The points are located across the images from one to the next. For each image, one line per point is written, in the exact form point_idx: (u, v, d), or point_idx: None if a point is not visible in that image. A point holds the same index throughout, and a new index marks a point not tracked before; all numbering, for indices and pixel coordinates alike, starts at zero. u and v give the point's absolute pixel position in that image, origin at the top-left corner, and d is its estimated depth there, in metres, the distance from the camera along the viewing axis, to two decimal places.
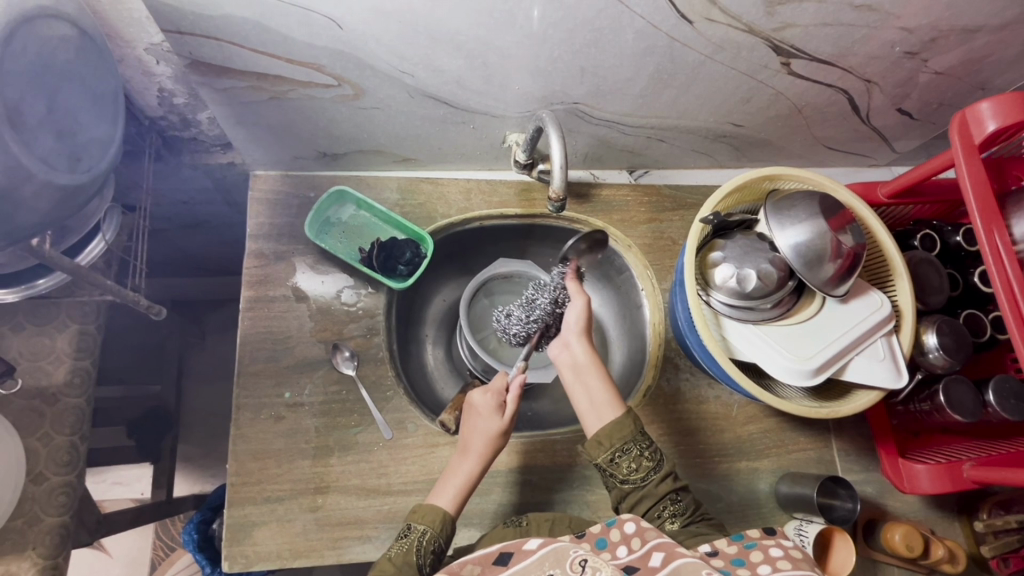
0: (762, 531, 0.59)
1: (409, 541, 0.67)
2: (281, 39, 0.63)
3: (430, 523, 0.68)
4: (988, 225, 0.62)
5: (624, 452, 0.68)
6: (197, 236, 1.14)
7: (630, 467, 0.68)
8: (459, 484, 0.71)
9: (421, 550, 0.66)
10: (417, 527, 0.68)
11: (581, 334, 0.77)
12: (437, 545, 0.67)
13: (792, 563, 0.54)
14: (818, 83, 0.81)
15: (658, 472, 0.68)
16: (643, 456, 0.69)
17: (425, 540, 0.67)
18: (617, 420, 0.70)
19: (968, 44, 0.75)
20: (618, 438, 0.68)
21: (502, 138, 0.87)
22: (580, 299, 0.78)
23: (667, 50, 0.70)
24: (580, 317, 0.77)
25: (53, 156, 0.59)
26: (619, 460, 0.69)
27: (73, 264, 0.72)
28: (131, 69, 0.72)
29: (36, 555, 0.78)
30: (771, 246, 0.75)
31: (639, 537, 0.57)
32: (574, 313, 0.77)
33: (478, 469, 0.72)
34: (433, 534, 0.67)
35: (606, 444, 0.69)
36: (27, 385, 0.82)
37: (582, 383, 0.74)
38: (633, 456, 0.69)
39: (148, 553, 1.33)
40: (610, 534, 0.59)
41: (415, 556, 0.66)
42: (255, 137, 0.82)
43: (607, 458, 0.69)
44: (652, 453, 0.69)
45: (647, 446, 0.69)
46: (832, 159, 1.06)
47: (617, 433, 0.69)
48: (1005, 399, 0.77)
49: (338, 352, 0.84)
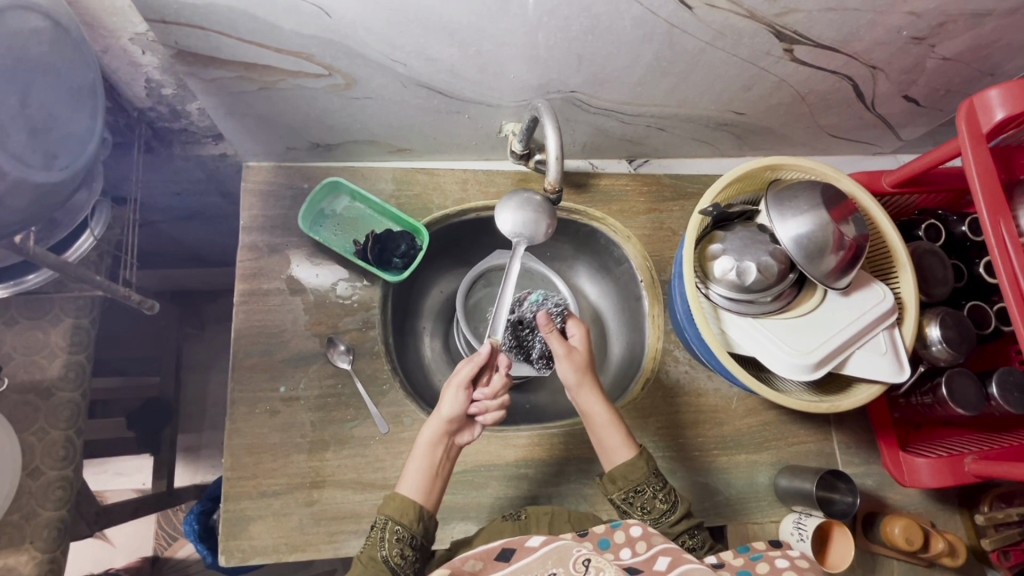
0: (768, 544, 0.62)
1: (378, 533, 0.67)
2: (268, 28, 0.61)
3: (391, 513, 0.68)
4: (995, 216, 0.60)
5: (638, 492, 0.71)
6: (193, 227, 1.13)
7: (644, 507, 0.71)
8: (418, 466, 0.71)
9: (385, 543, 0.66)
10: (381, 517, 0.68)
11: (585, 387, 0.76)
12: (399, 533, 0.67)
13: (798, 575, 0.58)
14: (822, 71, 0.79)
15: (674, 513, 0.71)
16: (657, 498, 0.71)
17: (387, 532, 0.67)
18: (628, 462, 0.72)
19: (976, 28, 0.73)
20: (632, 479, 0.71)
21: (498, 128, 0.85)
22: (563, 359, 0.77)
23: (665, 36, 0.68)
24: (575, 371, 0.76)
25: (27, 153, 0.59)
26: (634, 498, 0.71)
27: (59, 260, 0.71)
28: (116, 60, 0.71)
29: (34, 549, 0.78)
30: (771, 239, 0.74)
31: (644, 542, 0.59)
32: (566, 368, 0.76)
33: (432, 438, 0.72)
34: (395, 523, 0.67)
35: (621, 483, 0.72)
36: (20, 379, 0.82)
37: (597, 434, 0.75)
38: (648, 497, 0.71)
39: (151, 542, 1.34)
40: (613, 535, 0.61)
41: (380, 547, 0.66)
42: (247, 129, 0.81)
43: (622, 495, 0.72)
44: (666, 495, 0.71)
45: (661, 488, 0.72)
46: (836, 147, 1.04)
47: (631, 475, 0.71)
48: (1009, 392, 0.76)
49: (334, 346, 0.83)
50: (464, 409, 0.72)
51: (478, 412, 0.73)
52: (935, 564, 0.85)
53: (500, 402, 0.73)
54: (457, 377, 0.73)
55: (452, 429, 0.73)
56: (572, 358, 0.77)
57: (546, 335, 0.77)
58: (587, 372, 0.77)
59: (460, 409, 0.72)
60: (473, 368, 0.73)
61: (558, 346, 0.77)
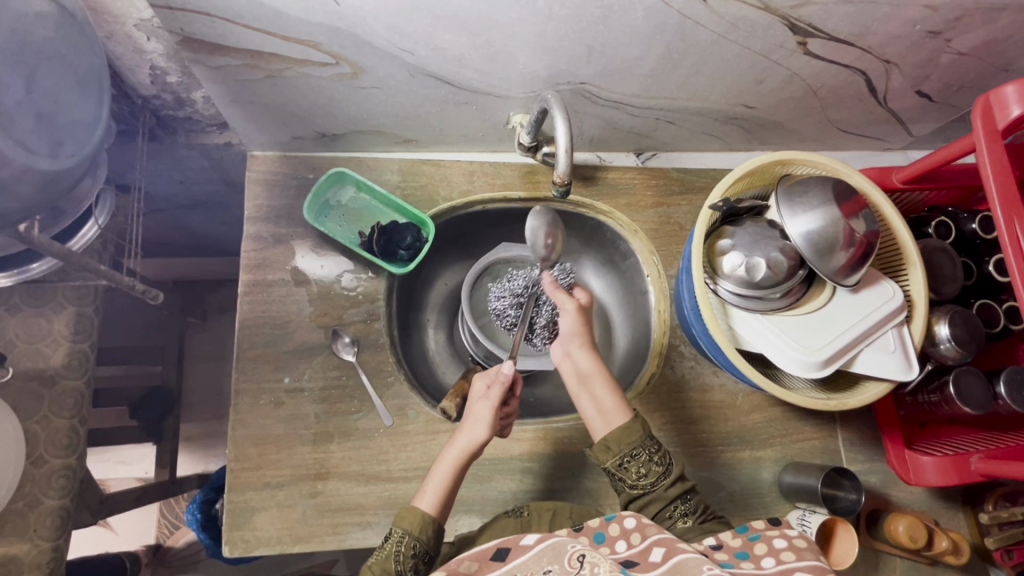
0: (766, 522, 0.62)
1: (391, 546, 0.67)
2: (275, 15, 0.60)
3: (408, 527, 0.67)
4: (1009, 213, 0.60)
5: (634, 457, 0.70)
6: (196, 217, 1.12)
7: (639, 472, 0.70)
8: (441, 484, 0.71)
9: (399, 556, 0.66)
10: (395, 531, 0.67)
11: (582, 342, 0.78)
12: (416, 547, 0.67)
13: (795, 554, 0.58)
14: (835, 64, 0.78)
15: (668, 477, 0.70)
16: (652, 461, 0.70)
17: (402, 547, 0.66)
18: (626, 426, 0.71)
19: (992, 23, 0.72)
20: (627, 443, 0.70)
21: (506, 120, 0.85)
22: (569, 311, 0.79)
23: (677, 27, 0.67)
24: (576, 324, 0.78)
25: (32, 140, 0.58)
26: (628, 464, 0.70)
27: (64, 249, 0.70)
28: (121, 45, 0.70)
29: (38, 537, 0.78)
30: (781, 235, 0.73)
31: (639, 533, 0.59)
32: (568, 320, 0.78)
33: (461, 460, 0.71)
34: (411, 538, 0.67)
35: (614, 450, 0.71)
36: (24, 368, 0.82)
37: (588, 392, 0.75)
38: (643, 461, 0.70)
39: (153, 530, 1.35)
40: (608, 528, 0.61)
41: (394, 561, 0.65)
42: (251, 118, 0.80)
43: (616, 462, 0.71)
44: (661, 457, 0.71)
45: (655, 451, 0.71)
46: (845, 142, 1.02)
47: (625, 439, 0.70)
48: (1016, 391, 0.76)
49: (338, 338, 0.83)
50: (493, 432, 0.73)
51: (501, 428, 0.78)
52: (938, 562, 0.85)
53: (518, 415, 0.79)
54: (490, 399, 0.73)
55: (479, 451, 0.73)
56: (580, 312, 0.79)
57: (552, 293, 0.80)
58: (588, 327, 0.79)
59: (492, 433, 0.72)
60: (502, 389, 0.74)
61: (566, 299, 0.79)
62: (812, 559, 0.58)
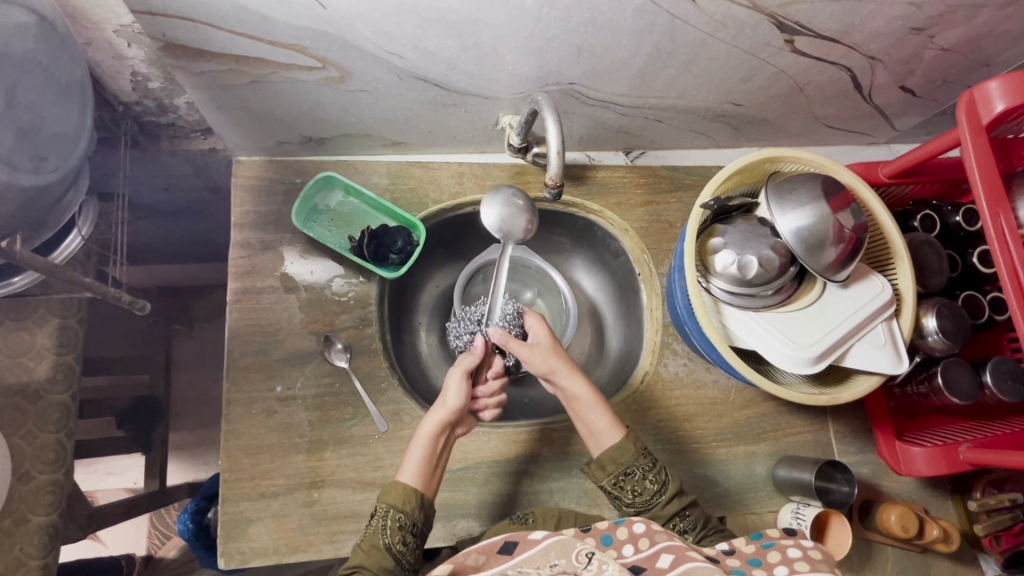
0: (781, 533, 0.62)
1: (378, 521, 0.67)
2: (260, 20, 0.59)
3: (392, 501, 0.68)
4: (994, 207, 0.61)
5: (628, 476, 0.71)
6: (178, 223, 1.10)
7: (634, 490, 0.71)
8: (420, 454, 0.71)
9: (387, 531, 0.66)
10: (380, 506, 0.68)
11: (565, 372, 0.76)
12: (404, 521, 0.67)
13: (810, 565, 0.57)
14: (820, 61, 0.78)
15: (664, 494, 0.71)
16: (647, 479, 0.71)
17: (389, 520, 0.67)
18: (618, 445, 0.72)
19: (974, 19, 0.73)
20: (620, 463, 0.72)
21: (495, 121, 0.84)
22: (537, 350, 0.77)
23: (667, 27, 0.67)
24: (546, 361, 0.77)
25: (15, 155, 0.57)
26: (624, 482, 0.72)
27: (47, 262, 0.68)
28: (100, 53, 0.68)
29: (25, 556, 0.77)
30: (772, 232, 0.73)
31: (648, 538, 0.59)
32: (535, 360, 0.77)
33: (436, 428, 0.72)
34: (397, 511, 0.67)
35: (610, 468, 0.72)
36: (8, 382, 0.80)
37: (578, 414, 0.76)
38: (638, 479, 0.71)
39: (145, 541, 1.33)
40: (617, 531, 0.61)
41: (382, 535, 0.66)
42: (236, 124, 0.78)
43: (611, 481, 0.72)
44: (655, 475, 0.71)
45: (650, 468, 0.72)
46: (831, 137, 1.03)
47: (620, 458, 0.72)
48: (1002, 380, 0.78)
49: (331, 344, 0.82)
50: (467, 399, 0.74)
51: (478, 407, 0.79)
52: (929, 550, 0.87)
53: (498, 400, 0.79)
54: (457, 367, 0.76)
55: (454, 420, 0.74)
56: (542, 349, 0.78)
57: (507, 345, 0.77)
58: (561, 358, 0.77)
59: (465, 400, 0.74)
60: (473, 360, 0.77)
61: (521, 348, 0.77)
62: (827, 571, 0.56)
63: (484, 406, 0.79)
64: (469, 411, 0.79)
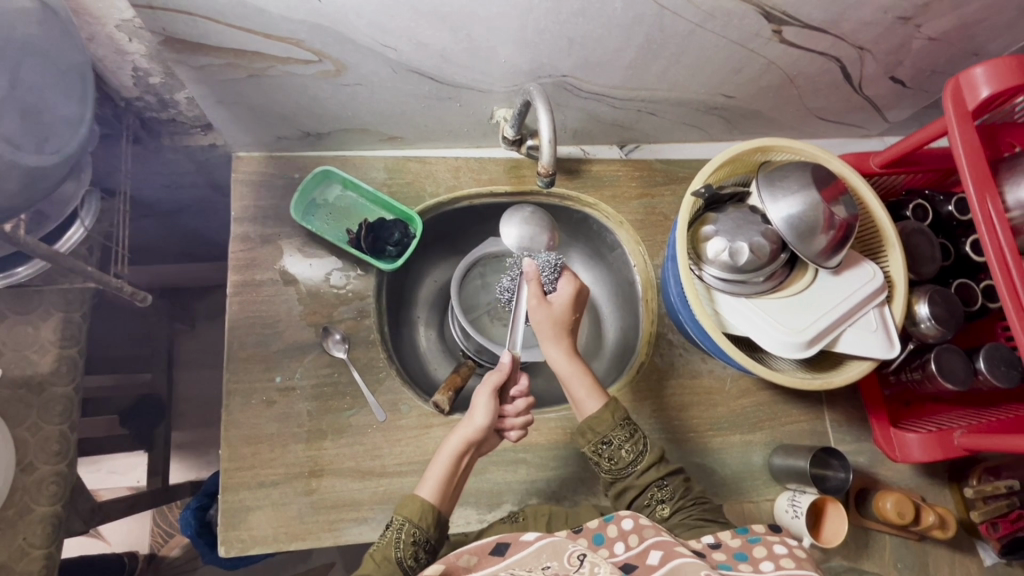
0: (768, 528, 0.63)
1: (392, 533, 0.67)
2: (256, 12, 0.60)
3: (409, 514, 0.67)
4: (982, 192, 0.62)
5: (607, 444, 0.72)
6: (180, 222, 1.11)
7: (613, 458, 0.72)
8: (440, 471, 0.71)
9: (400, 543, 0.66)
10: (396, 519, 0.67)
11: (557, 337, 0.77)
12: (419, 536, 0.67)
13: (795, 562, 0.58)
14: (810, 52, 0.79)
15: (640, 465, 0.71)
16: (624, 448, 0.72)
17: (404, 535, 0.66)
18: (597, 413, 0.73)
19: (960, 8, 0.74)
20: (599, 432, 0.72)
21: (490, 115, 0.85)
22: (542, 304, 0.77)
23: (656, 18, 0.68)
24: (544, 321, 0.77)
25: (17, 136, 0.59)
26: (604, 449, 0.72)
27: (50, 250, 0.69)
28: (102, 47, 0.70)
29: (28, 545, 0.78)
30: (763, 220, 0.74)
31: (637, 534, 0.61)
32: (537, 317, 0.77)
33: (460, 447, 0.71)
34: (411, 526, 0.67)
35: (589, 436, 0.73)
36: (12, 375, 0.81)
37: (565, 379, 0.76)
38: (615, 448, 0.72)
39: (147, 539, 1.34)
40: (606, 530, 0.63)
41: (394, 548, 0.66)
42: (237, 120, 0.80)
43: (592, 447, 0.73)
44: (632, 445, 0.72)
45: (627, 438, 0.72)
46: (824, 130, 1.04)
47: (597, 426, 0.72)
48: (996, 366, 0.78)
49: (329, 335, 0.83)
50: (494, 418, 0.73)
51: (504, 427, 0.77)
52: (926, 537, 0.87)
53: (525, 421, 0.77)
54: (486, 384, 0.74)
55: (479, 440, 0.73)
56: (545, 308, 0.77)
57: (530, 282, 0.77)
58: (562, 322, 0.77)
59: (492, 419, 0.72)
60: (501, 377, 0.75)
61: (534, 293, 0.77)
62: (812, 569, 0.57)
63: (510, 426, 0.77)
64: (495, 429, 0.77)
